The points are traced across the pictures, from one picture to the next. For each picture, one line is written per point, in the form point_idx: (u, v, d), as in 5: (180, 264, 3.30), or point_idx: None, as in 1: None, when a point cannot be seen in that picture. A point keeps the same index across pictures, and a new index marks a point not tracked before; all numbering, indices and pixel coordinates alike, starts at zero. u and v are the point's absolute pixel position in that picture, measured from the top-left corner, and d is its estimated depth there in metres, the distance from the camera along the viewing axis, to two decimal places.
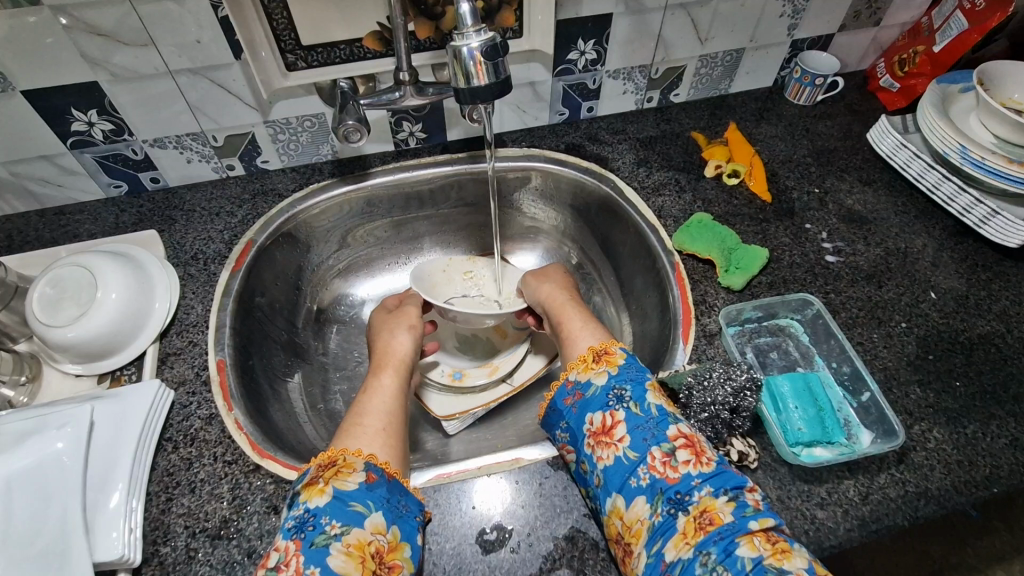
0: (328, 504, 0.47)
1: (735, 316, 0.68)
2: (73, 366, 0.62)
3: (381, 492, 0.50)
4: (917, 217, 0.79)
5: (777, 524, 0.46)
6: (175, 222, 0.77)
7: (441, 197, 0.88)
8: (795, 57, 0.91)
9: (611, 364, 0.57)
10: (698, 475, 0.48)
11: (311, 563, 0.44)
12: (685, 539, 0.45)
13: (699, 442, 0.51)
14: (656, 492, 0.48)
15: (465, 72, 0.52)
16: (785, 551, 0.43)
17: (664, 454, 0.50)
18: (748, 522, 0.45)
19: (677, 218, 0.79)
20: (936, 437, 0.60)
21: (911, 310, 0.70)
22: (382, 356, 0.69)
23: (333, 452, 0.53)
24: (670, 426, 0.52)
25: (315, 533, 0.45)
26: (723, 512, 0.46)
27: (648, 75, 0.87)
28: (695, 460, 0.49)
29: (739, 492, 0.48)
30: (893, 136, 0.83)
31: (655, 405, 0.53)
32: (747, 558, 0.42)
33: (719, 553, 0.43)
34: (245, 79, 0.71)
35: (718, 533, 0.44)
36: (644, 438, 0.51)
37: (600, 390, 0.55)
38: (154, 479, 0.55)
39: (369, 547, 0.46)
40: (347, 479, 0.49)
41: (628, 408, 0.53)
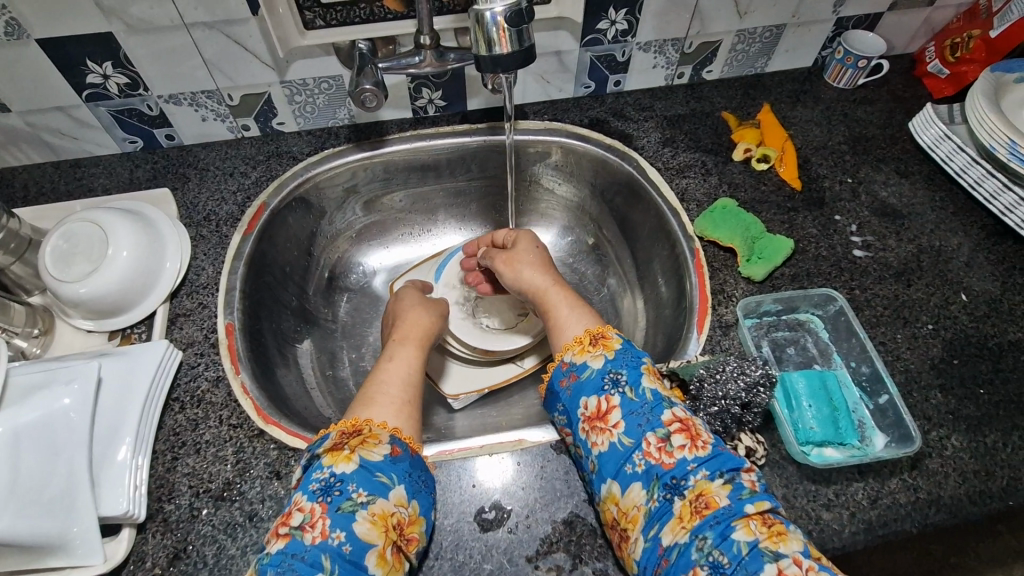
0: (355, 472, 0.48)
1: (754, 308, 0.66)
2: (84, 322, 0.63)
3: (405, 465, 0.51)
4: (955, 214, 0.75)
5: (773, 506, 0.46)
6: (188, 180, 0.77)
7: (459, 168, 0.86)
8: (839, 36, 0.86)
9: (607, 348, 0.55)
10: (694, 459, 0.47)
11: (338, 527, 0.45)
12: (681, 523, 0.45)
13: (694, 425, 0.50)
14: (653, 477, 0.47)
15: (488, 39, 0.49)
16: (781, 534, 0.43)
17: (660, 439, 0.48)
18: (744, 506, 0.45)
19: (700, 202, 0.76)
20: (954, 444, 0.58)
21: (939, 311, 0.67)
22: (407, 329, 0.67)
23: (357, 420, 0.53)
24: (665, 410, 0.50)
25: (342, 499, 0.46)
26: (719, 496, 0.45)
27: (680, 49, 0.83)
28: (691, 444, 0.48)
29: (737, 474, 0.47)
30: (937, 126, 0.78)
31: (650, 389, 0.52)
32: (744, 543, 0.43)
33: (715, 539, 0.43)
34: (262, 36, 0.69)
35: (714, 517, 0.44)
36: (639, 423, 0.50)
37: (594, 374, 0.54)
38: (160, 438, 0.56)
39: (392, 518, 0.47)
40: (373, 450, 0.50)
41: (623, 393, 0.51)
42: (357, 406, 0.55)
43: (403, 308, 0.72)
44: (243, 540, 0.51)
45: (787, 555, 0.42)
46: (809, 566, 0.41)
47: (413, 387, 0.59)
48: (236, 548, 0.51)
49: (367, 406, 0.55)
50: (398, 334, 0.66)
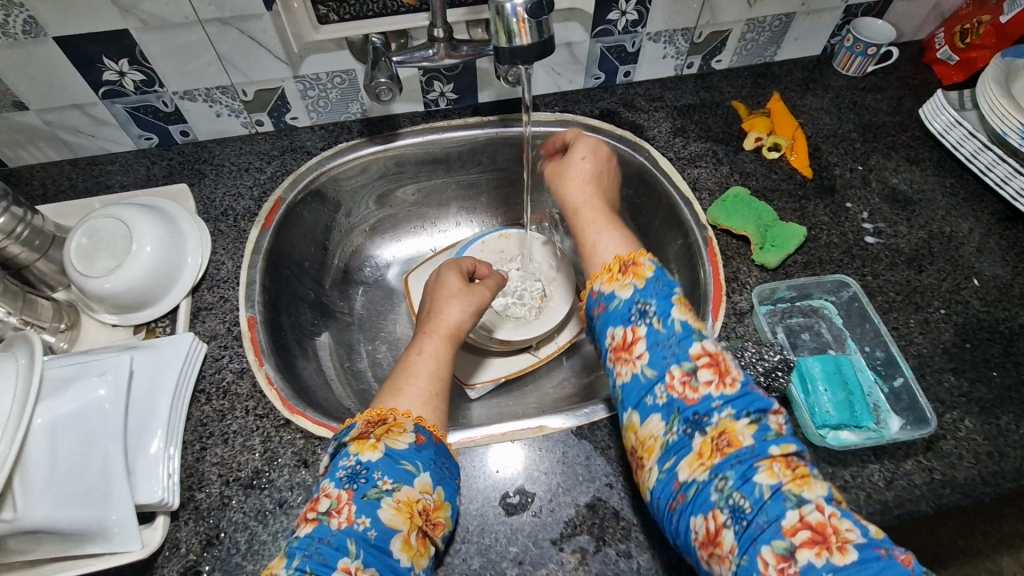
0: (380, 460, 0.49)
1: (768, 295, 0.67)
2: (108, 316, 0.63)
3: (429, 453, 0.52)
4: (965, 199, 0.76)
5: (800, 450, 0.44)
6: (204, 176, 0.77)
7: (470, 161, 0.87)
8: (847, 24, 0.87)
9: (638, 276, 0.53)
10: (719, 396, 0.46)
11: (363, 513, 0.47)
12: (699, 459, 0.44)
13: (723, 361, 0.48)
14: (673, 411, 0.46)
15: (507, 30, 0.49)
16: (805, 477, 0.42)
17: (684, 373, 0.47)
18: (768, 447, 0.43)
19: (712, 191, 0.76)
20: (967, 426, 0.59)
21: (951, 296, 0.68)
22: (437, 323, 0.66)
23: (382, 409, 0.54)
24: (693, 343, 0.49)
25: (367, 486, 0.48)
26: (743, 435, 0.44)
27: (690, 39, 0.83)
28: (718, 380, 0.47)
29: (763, 415, 0.46)
30: (948, 113, 0.78)
31: (679, 320, 0.50)
32: (766, 484, 0.41)
33: (736, 479, 0.42)
34: (276, 31, 0.69)
35: (736, 457, 0.43)
36: (665, 356, 0.48)
37: (619, 303, 0.52)
38: (189, 429, 0.57)
39: (416, 505, 0.49)
40: (398, 439, 0.51)
41: (650, 324, 0.50)
42: (386, 395, 0.56)
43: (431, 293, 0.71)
44: (274, 526, 0.52)
45: (811, 499, 0.40)
46: (832, 513, 0.40)
47: (440, 378, 0.60)
48: (268, 534, 0.52)
49: (394, 395, 0.56)
50: (426, 326, 0.66)
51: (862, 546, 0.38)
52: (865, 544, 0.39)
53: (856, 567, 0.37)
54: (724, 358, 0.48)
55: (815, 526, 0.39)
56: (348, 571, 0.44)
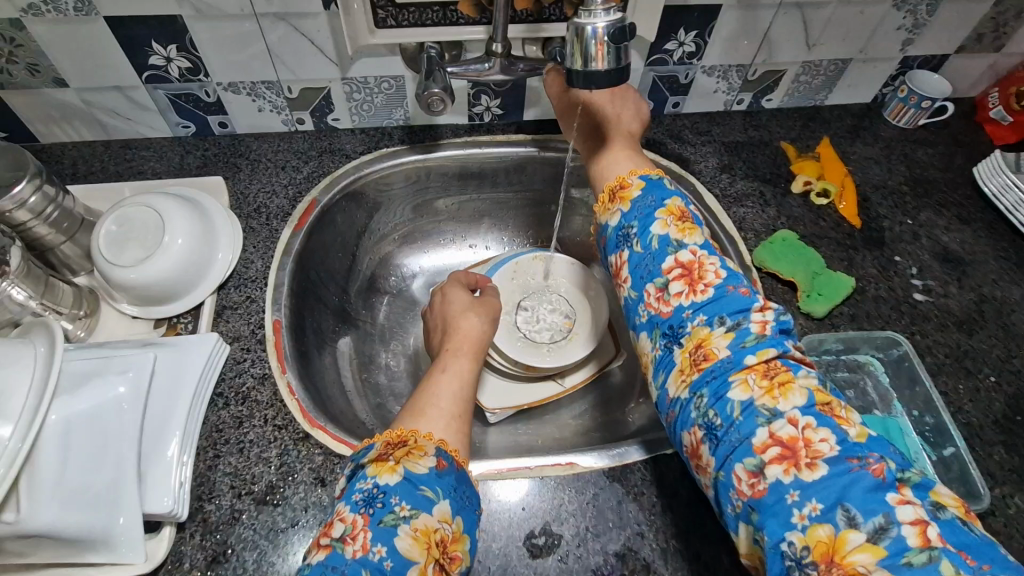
0: (398, 484, 0.46)
1: (814, 345, 0.64)
2: (129, 307, 0.61)
3: (450, 479, 0.49)
4: (1018, 265, 0.74)
5: (782, 353, 0.43)
6: (239, 170, 0.76)
7: (508, 178, 0.85)
8: (903, 75, 0.85)
9: (624, 201, 0.56)
10: (690, 306, 0.47)
11: (379, 541, 0.44)
12: (681, 375, 0.46)
13: (698, 268, 0.49)
14: (655, 326, 0.49)
15: (584, 53, 0.47)
16: (783, 387, 0.42)
17: (658, 289, 0.50)
18: (744, 356, 0.44)
19: (758, 232, 0.74)
20: (1018, 504, 0.56)
21: (1003, 364, 0.65)
22: (458, 339, 0.65)
23: (402, 431, 0.51)
24: (666, 258, 0.50)
25: (384, 512, 0.45)
26: (719, 347, 0.45)
27: (744, 75, 0.82)
28: (689, 290, 0.48)
29: (743, 318, 0.46)
30: (1005, 175, 0.77)
31: (657, 237, 0.51)
32: (738, 404, 0.42)
33: (710, 396, 0.44)
34: (330, 31, 0.68)
35: (711, 372, 0.44)
36: (642, 276, 0.51)
37: (612, 231, 0.56)
38: (204, 434, 0.54)
39: (434, 535, 0.45)
40: (418, 462, 0.48)
41: (632, 248, 0.53)
42: (406, 417, 0.53)
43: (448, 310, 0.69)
44: (285, 548, 0.49)
45: (784, 411, 0.41)
46: (804, 424, 0.40)
47: (465, 400, 0.57)
48: (278, 556, 0.49)
49: (416, 417, 0.53)
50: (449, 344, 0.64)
51: (834, 460, 0.38)
52: (838, 453, 0.39)
53: (824, 484, 0.38)
54: (704, 271, 0.48)
55: (784, 442, 0.40)
56: None
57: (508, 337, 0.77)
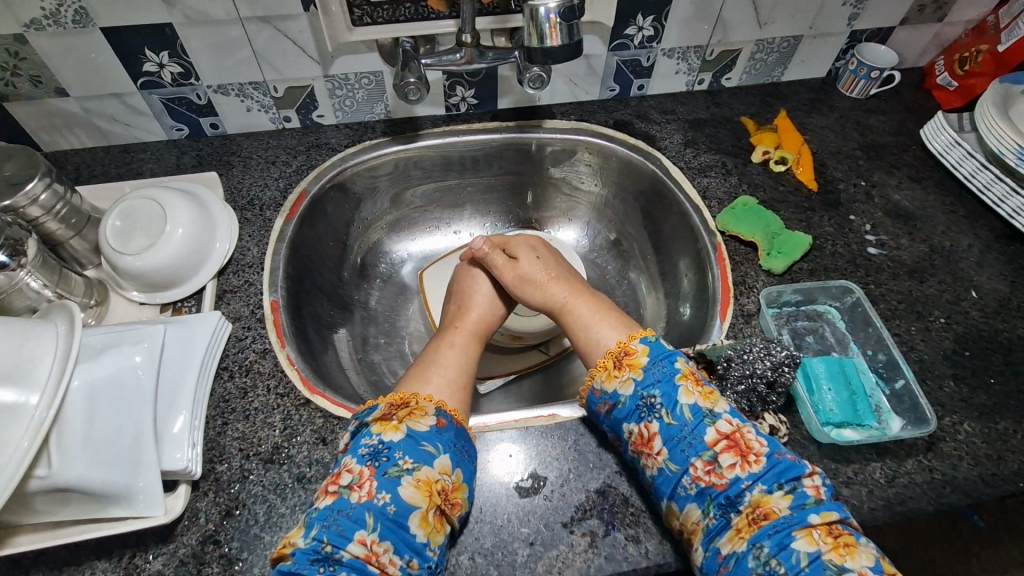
0: (402, 441, 0.51)
1: (775, 298, 0.69)
2: (137, 295, 0.66)
3: (449, 436, 0.53)
4: (965, 217, 0.79)
5: (841, 516, 0.49)
6: (232, 167, 0.80)
7: (486, 164, 0.90)
8: (852, 48, 0.91)
9: (633, 368, 0.57)
10: (747, 476, 0.50)
11: (384, 489, 0.48)
12: (737, 534, 0.49)
13: (741, 439, 0.52)
14: (707, 498, 0.50)
15: (539, 34, 0.52)
16: (846, 545, 0.46)
17: (707, 461, 0.51)
18: (807, 516, 0.48)
19: (721, 200, 0.79)
20: (967, 429, 0.61)
21: (951, 307, 0.70)
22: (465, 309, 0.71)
23: (404, 394, 0.56)
24: (708, 429, 0.52)
25: (388, 464, 0.49)
26: (778, 507, 0.49)
27: (702, 56, 0.87)
28: (742, 461, 0.51)
29: (797, 483, 0.50)
30: (948, 133, 0.82)
31: (688, 408, 0.53)
32: (804, 552, 0.46)
33: (773, 547, 0.47)
34: (311, 31, 0.73)
35: (774, 527, 0.48)
36: (682, 448, 0.52)
37: (628, 399, 0.56)
38: (212, 404, 0.59)
39: (436, 485, 0.50)
40: (419, 421, 0.52)
41: (662, 418, 0.54)
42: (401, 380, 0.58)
43: (460, 273, 0.76)
44: (292, 500, 0.54)
45: (852, 568, 0.45)
46: None
47: (467, 371, 0.62)
48: (286, 507, 0.53)
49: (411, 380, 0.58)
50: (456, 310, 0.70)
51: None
52: None
53: None
54: (749, 444, 0.51)
55: None
56: (364, 543, 0.46)
57: None
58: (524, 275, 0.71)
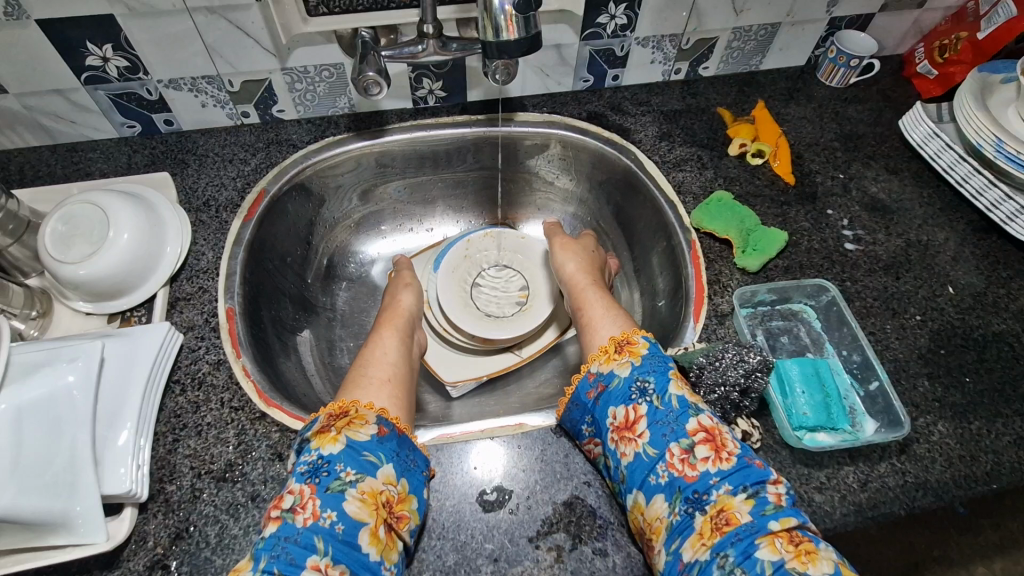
0: (341, 452, 0.48)
1: (748, 298, 0.68)
2: (83, 304, 0.62)
3: (392, 445, 0.51)
4: (942, 210, 0.77)
5: (800, 523, 0.46)
6: (187, 166, 0.77)
7: (457, 159, 0.87)
8: (831, 36, 0.88)
9: (633, 354, 0.55)
10: (717, 473, 0.48)
11: (328, 507, 0.46)
12: (699, 538, 0.46)
13: (719, 435, 0.50)
14: (675, 490, 0.48)
15: (495, 26, 0.51)
16: (809, 553, 0.44)
17: (684, 450, 0.49)
18: (767, 523, 0.45)
19: (696, 195, 0.77)
20: (940, 430, 0.60)
21: (927, 302, 0.69)
22: (391, 312, 0.71)
23: (343, 402, 0.54)
24: (690, 420, 0.51)
25: (329, 479, 0.47)
26: (741, 512, 0.46)
27: (678, 45, 0.84)
28: (715, 457, 0.48)
29: (761, 487, 0.47)
30: (925, 124, 0.80)
31: (676, 397, 0.52)
32: (767, 562, 0.43)
33: (737, 556, 0.44)
34: (264, 22, 0.69)
35: (736, 534, 0.45)
36: (664, 433, 0.50)
37: (621, 381, 0.54)
38: (162, 420, 0.56)
39: (381, 496, 0.48)
40: (359, 430, 0.50)
41: (650, 402, 0.52)
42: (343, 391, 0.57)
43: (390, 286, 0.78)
44: (246, 520, 0.51)
45: None
46: None
47: (399, 368, 0.62)
48: (239, 528, 0.51)
49: (353, 390, 0.56)
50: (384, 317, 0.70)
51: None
52: None
53: None
54: (724, 442, 0.49)
55: None
56: (317, 569, 0.43)
57: (467, 314, 0.79)
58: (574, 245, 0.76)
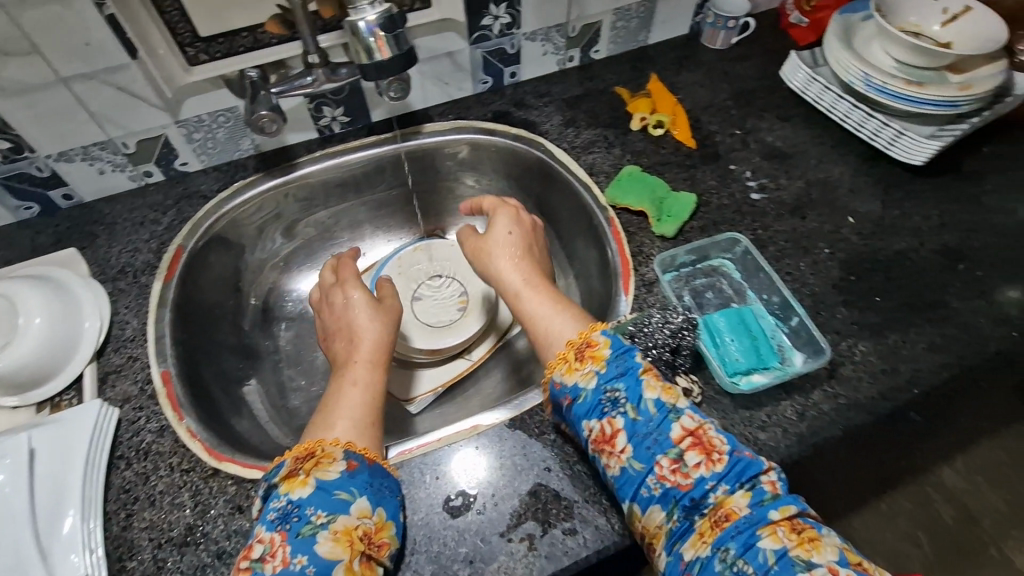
0: (311, 495, 0.48)
1: (670, 262, 0.71)
2: (7, 400, 0.60)
3: (363, 478, 0.51)
4: (834, 146, 0.83)
5: (800, 511, 0.46)
6: (96, 237, 0.75)
7: (375, 180, 0.87)
8: (707, 2, 0.93)
9: (596, 360, 0.54)
10: (710, 476, 0.47)
11: (299, 552, 0.45)
12: (700, 536, 0.45)
13: (706, 436, 0.49)
14: (670, 499, 0.47)
15: (367, 48, 0.53)
16: (813, 541, 0.43)
17: (673, 460, 0.48)
18: (766, 514, 0.45)
19: (608, 173, 0.80)
20: (861, 350, 0.65)
21: (833, 235, 0.74)
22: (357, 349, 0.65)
23: (310, 442, 0.53)
24: (672, 426, 0.49)
25: (301, 525, 0.47)
26: (739, 506, 0.46)
27: (566, 33, 0.87)
28: (706, 461, 0.48)
29: (757, 480, 0.47)
30: (803, 70, 0.85)
31: (653, 403, 0.51)
32: (770, 551, 0.43)
33: (738, 549, 0.43)
34: (145, 79, 0.67)
35: (735, 528, 0.44)
36: (647, 446, 0.49)
37: (589, 393, 0.53)
38: (111, 498, 0.55)
39: (356, 532, 0.48)
40: (328, 469, 0.50)
41: (624, 413, 0.51)
42: (316, 429, 0.56)
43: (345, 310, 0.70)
44: None
45: (820, 564, 0.41)
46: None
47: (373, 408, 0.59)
48: None
49: (327, 428, 0.55)
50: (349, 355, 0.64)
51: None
52: None
53: None
54: (712, 442, 0.49)
55: None
56: None
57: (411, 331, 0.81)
58: (487, 248, 0.70)
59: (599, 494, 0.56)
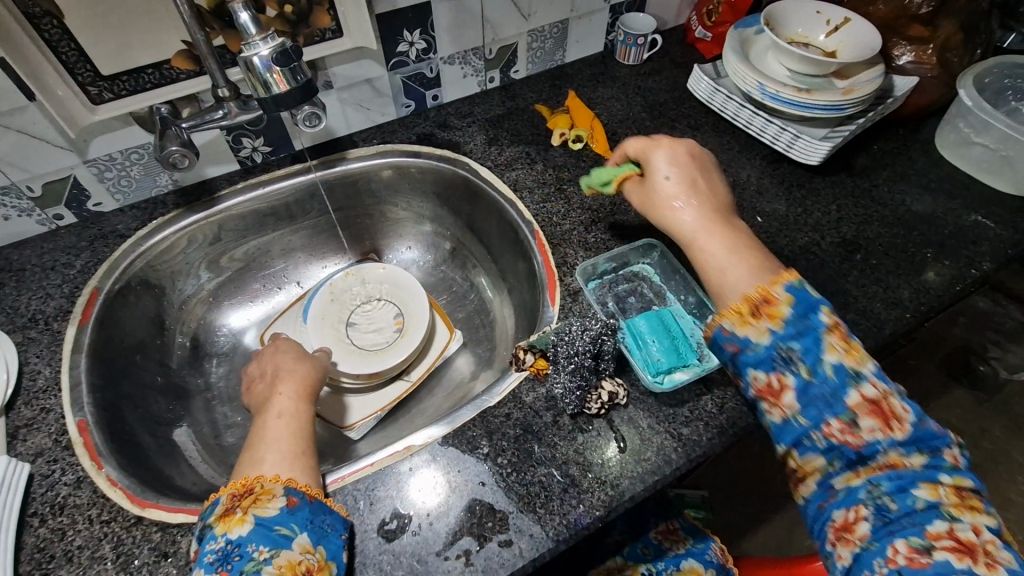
0: (251, 532, 0.48)
1: (592, 271, 0.74)
2: None
3: (305, 514, 0.51)
4: (740, 151, 0.88)
5: (970, 483, 0.46)
6: (3, 286, 0.71)
7: (303, 209, 0.87)
8: (617, 21, 0.98)
9: (773, 317, 0.52)
10: (886, 441, 0.47)
11: None
12: (853, 471, 0.48)
13: (886, 404, 0.48)
14: (830, 450, 0.49)
15: (264, 83, 0.54)
16: (969, 507, 0.45)
17: (843, 421, 0.48)
18: (937, 475, 0.46)
19: (531, 188, 0.82)
20: None
21: None
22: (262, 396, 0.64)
23: (246, 479, 0.52)
24: (851, 390, 0.48)
25: (242, 562, 0.46)
26: (908, 461, 0.47)
27: (483, 56, 0.89)
28: (883, 426, 0.47)
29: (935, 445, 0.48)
30: (706, 82, 0.91)
31: (831, 364, 0.49)
32: (922, 499, 0.45)
33: (889, 489, 0.46)
34: (47, 120, 0.66)
35: (894, 479, 0.46)
36: (817, 405, 0.49)
37: (763, 347, 0.51)
38: (23, 559, 0.52)
39: (299, 566, 0.47)
40: (267, 506, 0.50)
41: (798, 372, 0.50)
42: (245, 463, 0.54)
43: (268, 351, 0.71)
44: None
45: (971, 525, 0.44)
46: (991, 539, 0.43)
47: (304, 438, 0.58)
48: None
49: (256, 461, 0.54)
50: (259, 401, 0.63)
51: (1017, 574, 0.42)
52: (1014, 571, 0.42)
53: None
54: (783, 377, 0.51)
55: (962, 541, 0.43)
56: None
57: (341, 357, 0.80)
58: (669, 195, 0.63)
59: (533, 502, 0.57)
